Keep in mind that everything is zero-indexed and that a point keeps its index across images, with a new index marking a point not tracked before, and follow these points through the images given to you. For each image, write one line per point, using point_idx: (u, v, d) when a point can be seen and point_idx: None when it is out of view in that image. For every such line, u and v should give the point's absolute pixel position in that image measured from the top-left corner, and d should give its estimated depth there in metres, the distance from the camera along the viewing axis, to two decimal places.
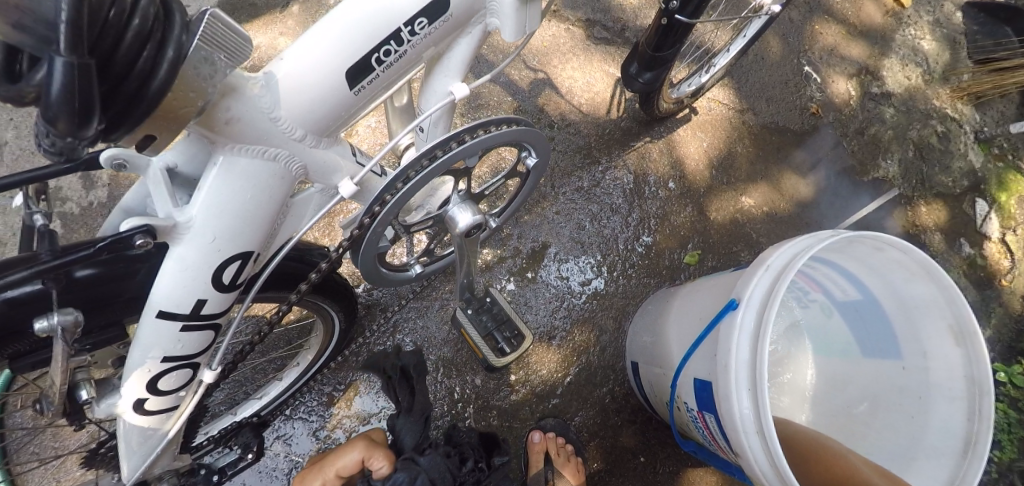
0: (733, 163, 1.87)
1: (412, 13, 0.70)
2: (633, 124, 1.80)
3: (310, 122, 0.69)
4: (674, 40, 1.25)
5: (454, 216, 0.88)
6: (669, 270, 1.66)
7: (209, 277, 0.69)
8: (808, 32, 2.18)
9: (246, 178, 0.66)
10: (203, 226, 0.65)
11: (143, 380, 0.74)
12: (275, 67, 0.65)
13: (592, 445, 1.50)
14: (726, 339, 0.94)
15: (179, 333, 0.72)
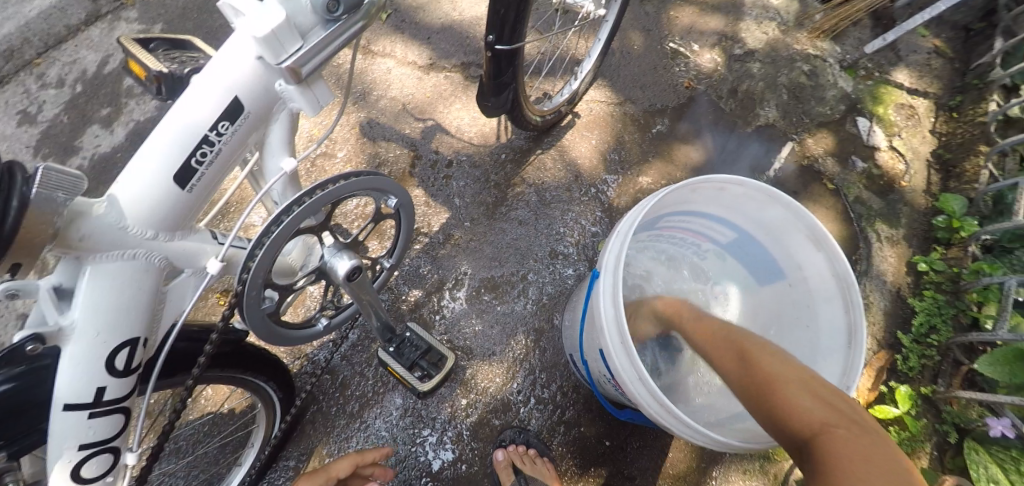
0: (624, 151, 2.02)
1: (212, 120, 0.84)
2: (523, 142, 1.96)
3: (156, 221, 0.84)
4: (507, 65, 1.39)
5: (334, 265, 1.03)
6: (587, 260, 1.80)
7: (103, 364, 0.81)
8: (665, 19, 2.38)
9: (111, 279, 0.80)
10: (85, 324, 0.78)
11: (65, 469, 0.83)
12: (116, 192, 0.81)
13: (558, 440, 1.58)
14: (597, 304, 1.11)
15: (88, 420, 0.82)
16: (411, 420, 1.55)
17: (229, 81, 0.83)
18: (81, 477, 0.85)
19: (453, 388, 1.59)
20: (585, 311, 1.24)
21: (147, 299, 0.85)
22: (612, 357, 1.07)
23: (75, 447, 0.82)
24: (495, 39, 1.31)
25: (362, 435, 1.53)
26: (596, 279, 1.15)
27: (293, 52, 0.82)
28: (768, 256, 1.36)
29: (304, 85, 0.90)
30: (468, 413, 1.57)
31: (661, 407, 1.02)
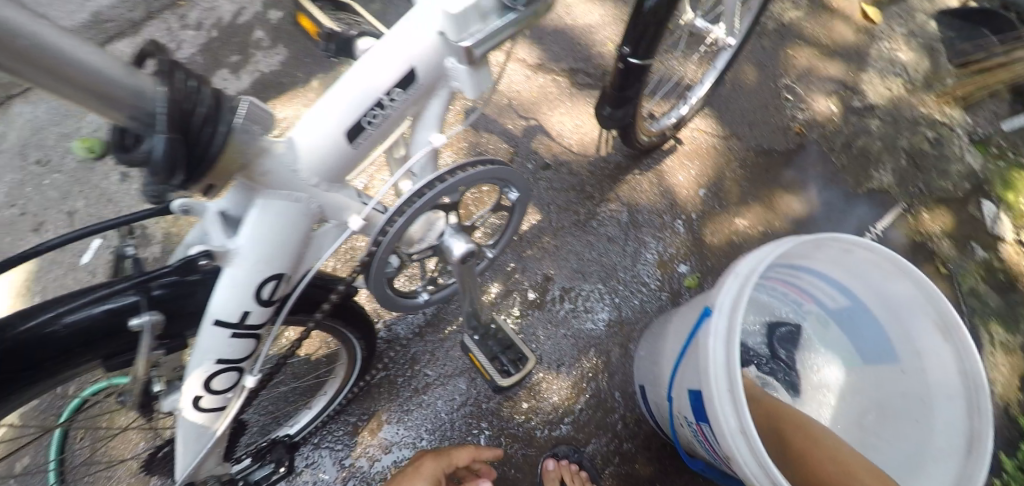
0: (723, 188, 1.94)
1: (388, 86, 0.74)
2: (622, 159, 1.91)
3: (324, 170, 0.73)
4: (634, 80, 1.33)
5: (450, 245, 0.99)
6: (670, 292, 1.74)
7: (254, 294, 0.74)
8: (783, 57, 2.23)
9: (279, 215, 0.70)
10: (250, 252, 0.70)
11: (199, 380, 0.80)
12: (294, 135, 0.69)
13: (609, 470, 1.53)
14: (704, 344, 1.01)
15: (230, 339, 0.77)
16: (469, 409, 1.58)
17: (411, 52, 0.74)
18: (212, 389, 0.83)
19: (518, 391, 1.59)
20: (685, 347, 1.14)
21: (298, 239, 0.75)
22: (715, 409, 0.96)
23: (209, 365, 0.79)
24: (631, 52, 1.26)
25: (421, 413, 1.57)
26: (706, 319, 1.04)
27: (476, 32, 0.74)
28: (882, 333, 1.21)
29: (474, 67, 0.81)
30: (528, 418, 1.56)
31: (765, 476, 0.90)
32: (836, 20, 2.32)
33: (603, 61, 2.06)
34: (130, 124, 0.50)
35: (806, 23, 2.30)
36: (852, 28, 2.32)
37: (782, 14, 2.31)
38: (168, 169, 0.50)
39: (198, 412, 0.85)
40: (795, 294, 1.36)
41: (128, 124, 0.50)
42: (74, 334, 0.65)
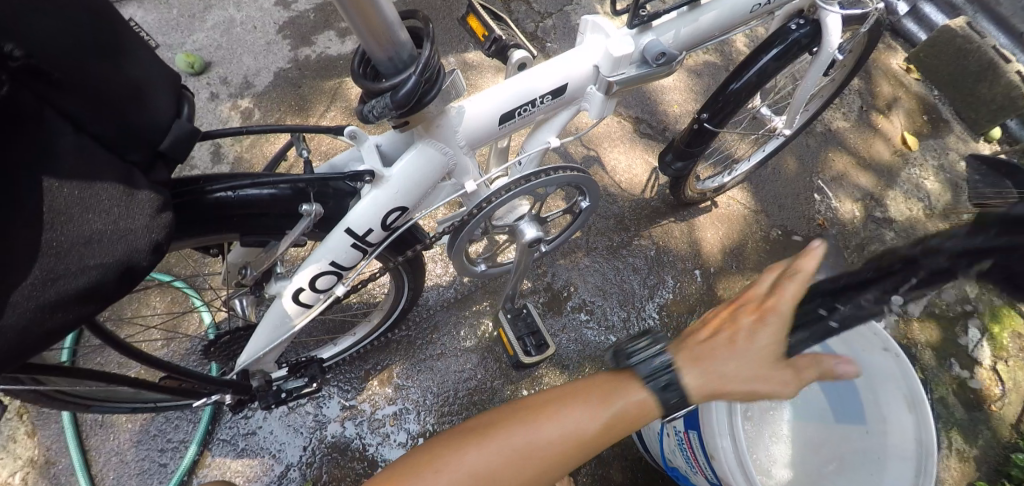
0: (743, 252, 2.13)
1: (544, 91, 0.93)
2: (662, 204, 2.11)
3: (472, 138, 0.93)
4: (703, 141, 1.54)
5: (521, 230, 1.19)
6: (676, 331, 1.93)
7: (384, 215, 0.90)
8: (822, 157, 2.45)
9: (427, 161, 0.89)
10: (396, 182, 0.88)
11: (311, 273, 0.94)
12: (465, 105, 0.90)
13: (585, 470, 1.69)
14: None
15: (349, 247, 0.92)
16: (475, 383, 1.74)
17: (571, 71, 0.94)
18: (314, 285, 0.97)
19: (522, 379, 1.76)
20: None
21: (429, 183, 0.93)
22: (712, 413, 1.13)
23: (325, 264, 0.93)
24: (708, 118, 1.47)
25: (430, 376, 1.74)
26: None
27: (623, 73, 0.95)
28: (851, 398, 1.41)
29: (608, 97, 0.99)
30: None
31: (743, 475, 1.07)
32: (877, 138, 2.55)
33: (666, 118, 2.29)
34: (387, 64, 0.72)
35: (850, 133, 2.53)
36: (890, 148, 2.54)
37: (831, 121, 2.55)
38: (400, 100, 0.70)
39: (295, 303, 0.99)
40: None
41: (385, 63, 0.72)
42: (240, 203, 0.85)
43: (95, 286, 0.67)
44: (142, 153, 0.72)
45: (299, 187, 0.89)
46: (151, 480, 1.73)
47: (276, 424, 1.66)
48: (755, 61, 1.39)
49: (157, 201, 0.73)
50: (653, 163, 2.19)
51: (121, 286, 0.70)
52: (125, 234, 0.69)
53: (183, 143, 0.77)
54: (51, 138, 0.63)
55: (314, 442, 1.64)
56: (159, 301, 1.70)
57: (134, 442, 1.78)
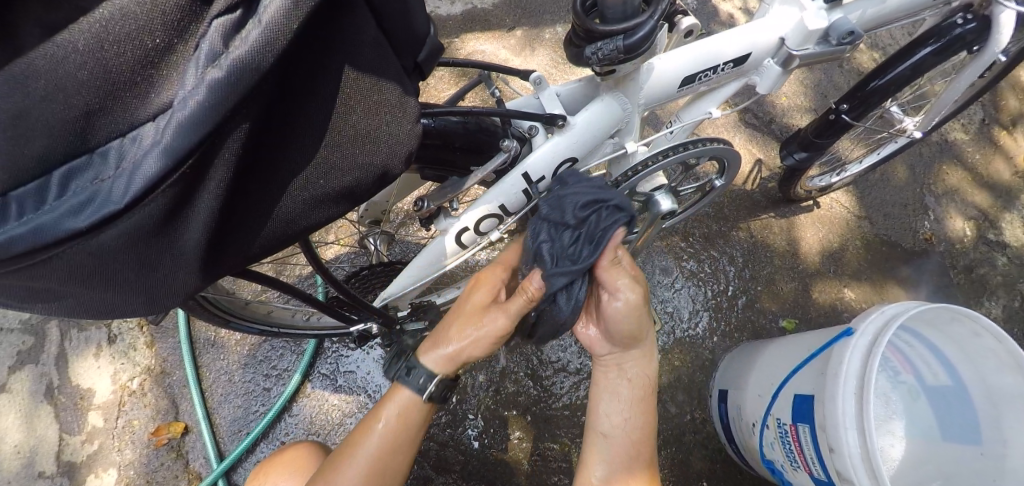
0: (842, 258, 2.06)
1: (729, 59, 1.03)
2: (763, 199, 2.08)
3: (652, 98, 1.03)
4: (833, 132, 1.60)
5: (658, 200, 1.28)
6: (766, 327, 1.91)
7: (560, 163, 1.01)
8: (936, 169, 2.32)
9: (609, 114, 1.01)
10: (579, 131, 0.99)
11: (478, 214, 1.04)
12: (656, 62, 0.98)
13: (664, 451, 1.72)
14: (839, 353, 1.25)
15: (519, 191, 1.02)
16: (563, 349, 1.80)
17: (755, 41, 1.04)
18: (478, 227, 1.06)
19: None
20: (807, 360, 1.37)
21: (602, 138, 1.03)
22: (835, 401, 1.19)
23: (495, 206, 1.03)
24: (846, 110, 1.52)
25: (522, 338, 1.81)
26: (846, 335, 1.28)
27: (806, 48, 1.05)
28: (969, 418, 1.35)
29: (784, 72, 1.09)
30: None
31: (863, 461, 1.13)
32: (998, 157, 2.40)
33: (773, 111, 2.23)
34: (621, 13, 0.83)
35: (969, 148, 2.39)
36: (1011, 169, 2.38)
37: (950, 132, 2.41)
38: (635, 47, 0.83)
39: (456, 242, 1.08)
40: (895, 360, 1.48)
41: (620, 13, 0.83)
42: (433, 133, 0.95)
43: (354, 189, 0.71)
44: (406, 61, 0.73)
45: (486, 124, 0.99)
46: (257, 400, 1.93)
47: None
48: (912, 54, 1.40)
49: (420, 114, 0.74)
50: (757, 155, 2.16)
51: (369, 193, 0.74)
52: (392, 143, 0.70)
53: (432, 57, 0.76)
54: (359, 28, 0.63)
55: None
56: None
57: (242, 365, 1.97)
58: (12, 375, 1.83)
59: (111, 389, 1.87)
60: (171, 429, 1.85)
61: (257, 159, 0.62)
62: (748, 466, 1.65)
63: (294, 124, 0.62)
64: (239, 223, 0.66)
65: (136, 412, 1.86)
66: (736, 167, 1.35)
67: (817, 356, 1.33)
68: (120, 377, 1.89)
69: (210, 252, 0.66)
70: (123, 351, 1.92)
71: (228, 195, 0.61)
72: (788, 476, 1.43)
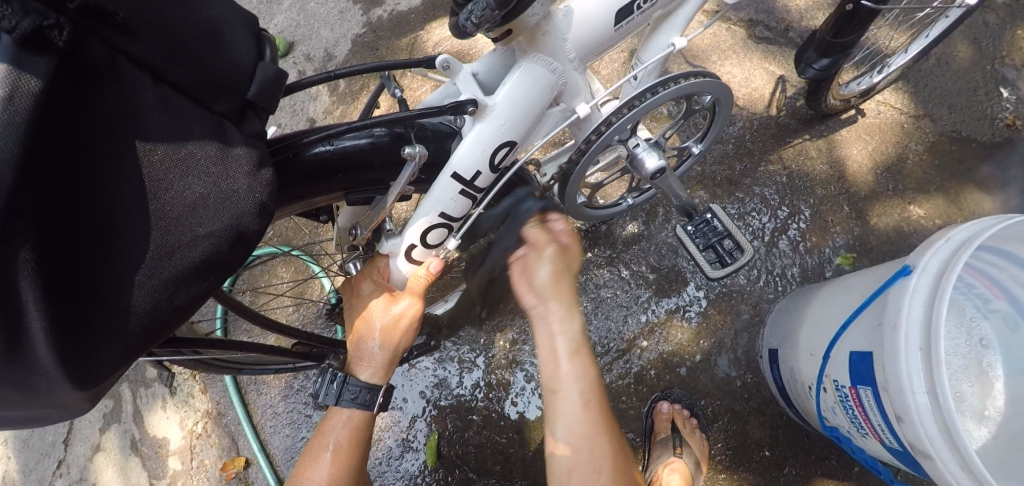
0: (902, 170, 1.75)
1: None
2: (793, 121, 1.81)
3: (580, 46, 0.91)
4: (855, 26, 1.32)
5: (642, 159, 1.14)
6: (816, 269, 1.66)
7: (490, 152, 0.89)
8: (1008, 38, 1.92)
9: (534, 82, 0.87)
10: (501, 112, 0.86)
11: (421, 228, 0.94)
12: (571, 4, 0.87)
13: (717, 425, 1.56)
14: (896, 300, 1.00)
15: (457, 193, 0.91)
16: (584, 331, 1.64)
17: None
18: (426, 241, 0.96)
19: (638, 327, 1.63)
20: (862, 308, 1.13)
21: (535, 113, 0.91)
22: (898, 362, 0.96)
23: (434, 216, 0.92)
24: None
25: None
26: (902, 276, 1.03)
27: None
28: None
29: None
30: (644, 356, 1.61)
31: (944, 431, 0.91)
32: None
33: (790, 16, 1.92)
34: None
35: None
36: None
37: None
38: None
39: (409, 261, 0.99)
40: (980, 284, 1.16)
41: None
42: (340, 157, 0.86)
43: (211, 256, 0.69)
44: (232, 100, 0.73)
45: (395, 132, 0.89)
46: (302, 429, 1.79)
47: (400, 380, 1.66)
48: None
49: (253, 159, 0.73)
50: (777, 72, 1.86)
51: (233, 254, 0.72)
52: (229, 200, 0.70)
53: (267, 87, 0.77)
54: (134, 93, 0.62)
55: (437, 398, 1.63)
56: (285, 270, 1.80)
57: (284, 396, 1.84)
58: (102, 436, 1.83)
59: (180, 438, 1.82)
60: (235, 464, 1.76)
61: (79, 260, 0.57)
62: (806, 423, 1.46)
63: (108, 213, 0.59)
64: (100, 330, 0.60)
65: (207, 451, 1.79)
66: (729, 102, 1.16)
67: (872, 304, 1.09)
68: (186, 421, 1.83)
69: (80, 367, 0.60)
70: (184, 399, 1.86)
71: (64, 309, 0.56)
72: (858, 443, 1.23)
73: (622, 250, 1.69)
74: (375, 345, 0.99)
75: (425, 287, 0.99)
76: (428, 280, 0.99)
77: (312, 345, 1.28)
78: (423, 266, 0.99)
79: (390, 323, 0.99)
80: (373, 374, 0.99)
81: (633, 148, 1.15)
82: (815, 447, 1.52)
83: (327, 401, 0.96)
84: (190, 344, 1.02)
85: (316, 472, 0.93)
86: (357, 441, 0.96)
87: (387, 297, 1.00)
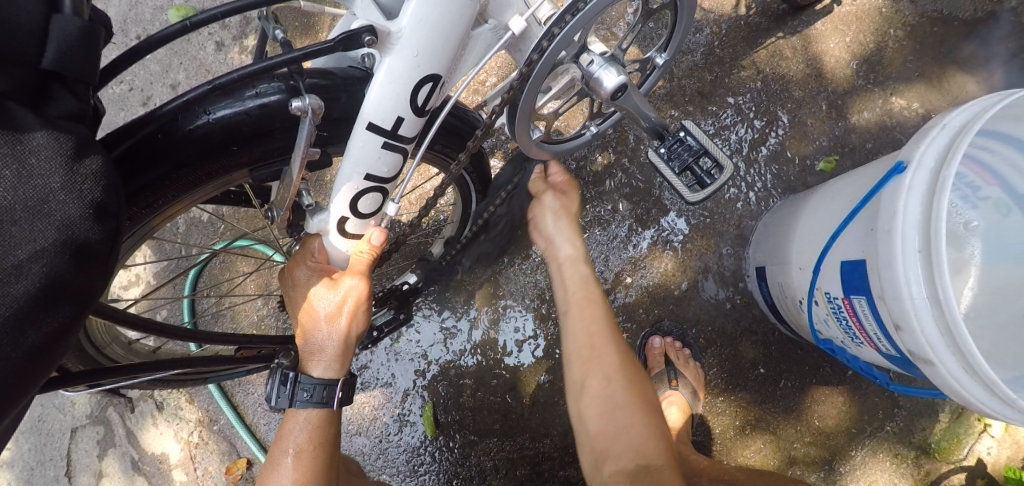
0: (882, 59, 1.63)
1: None
2: (763, 19, 1.66)
3: None
4: None
5: (600, 77, 1.00)
6: (799, 178, 1.58)
7: (410, 92, 0.76)
8: None
9: None
10: (412, 38, 0.72)
11: (347, 197, 0.82)
12: None
13: (710, 352, 1.53)
14: (890, 200, 0.92)
15: (381, 149, 0.79)
16: None
17: None
18: (358, 211, 0.85)
19: (622, 264, 1.55)
20: (852, 211, 1.05)
21: (458, 37, 0.77)
22: (895, 268, 0.89)
23: (359, 181, 0.81)
24: None
25: (524, 281, 1.56)
26: (895, 173, 0.93)
27: None
28: None
29: None
30: (629, 293, 1.54)
31: (948, 335, 0.85)
32: None
33: None
34: None
35: None
36: None
37: None
38: None
39: (345, 237, 0.88)
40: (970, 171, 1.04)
41: None
42: (224, 127, 0.74)
43: (50, 282, 0.53)
44: (20, 75, 0.54)
45: (290, 83, 0.77)
46: None
47: (384, 356, 1.56)
48: None
49: (65, 149, 0.54)
50: None
51: (84, 273, 0.56)
52: (44, 208, 0.52)
53: (76, 47, 0.57)
54: None
55: (424, 366, 1.55)
56: (246, 265, 1.66)
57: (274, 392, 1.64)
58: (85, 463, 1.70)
59: (179, 447, 1.62)
60: (240, 466, 1.60)
61: None
62: (799, 335, 1.43)
63: None
64: None
65: (209, 459, 1.62)
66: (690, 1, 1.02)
67: (862, 207, 1.01)
68: (181, 433, 1.63)
69: None
70: (172, 413, 1.64)
71: None
72: (852, 352, 1.18)
73: (595, 184, 1.58)
74: (325, 340, 0.90)
75: (369, 264, 0.91)
76: (372, 255, 0.90)
77: (259, 347, 1.14)
78: (364, 239, 0.89)
79: (335, 309, 0.89)
80: (327, 369, 0.91)
81: (587, 65, 1.00)
82: (809, 358, 1.52)
83: (281, 404, 0.88)
84: (111, 377, 0.89)
85: (278, 479, 0.85)
86: (319, 440, 0.89)
87: (330, 283, 0.89)
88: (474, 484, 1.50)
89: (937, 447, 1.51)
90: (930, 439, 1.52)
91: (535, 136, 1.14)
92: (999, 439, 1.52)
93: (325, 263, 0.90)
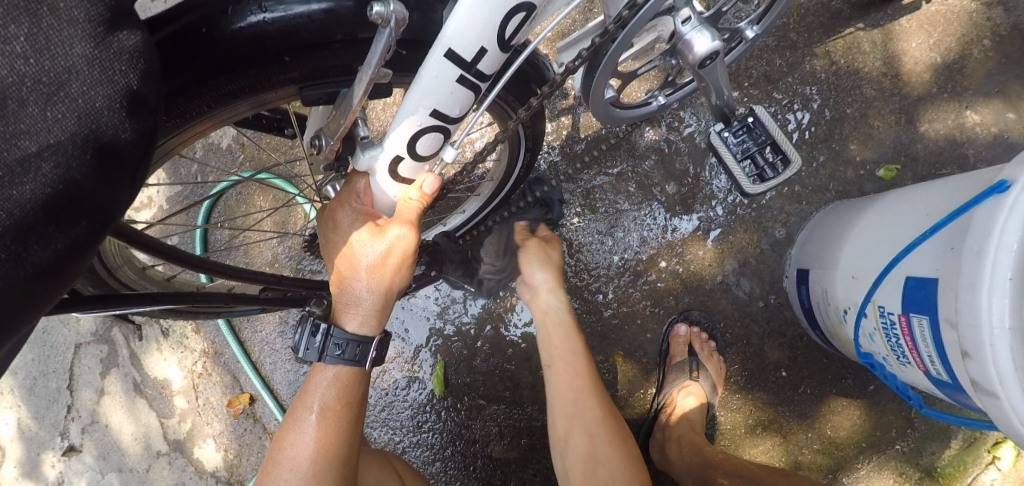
0: (964, 69, 1.51)
1: None
2: (847, 6, 1.55)
3: None
4: None
5: (690, 41, 0.91)
6: (855, 183, 1.49)
7: (500, 20, 0.66)
8: None
9: None
10: None
11: (408, 133, 0.74)
12: None
13: (734, 348, 1.49)
14: (986, 220, 0.84)
15: (455, 82, 0.70)
16: (599, 251, 1.49)
17: None
18: (415, 151, 0.77)
19: (658, 247, 1.48)
20: (932, 227, 0.97)
21: None
22: (979, 294, 0.82)
23: (424, 115, 0.72)
24: None
25: None
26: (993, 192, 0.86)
27: None
28: None
29: None
30: (660, 278, 1.48)
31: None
32: None
33: None
34: None
35: None
36: None
37: None
38: None
39: (396, 181, 0.80)
40: None
41: None
42: (280, 28, 0.65)
43: (66, 181, 0.44)
44: None
45: None
46: None
47: (399, 311, 1.51)
48: None
49: (95, 15, 0.44)
50: None
51: (106, 180, 0.47)
52: (60, 87, 0.42)
53: None
54: None
55: (439, 325, 1.50)
56: (263, 199, 1.58)
57: (281, 331, 1.59)
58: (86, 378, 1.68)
59: (182, 375, 1.59)
60: (241, 400, 1.58)
61: None
62: (830, 344, 1.38)
63: None
64: None
65: (211, 390, 1.59)
66: None
67: (947, 223, 0.93)
68: (184, 361, 1.59)
69: None
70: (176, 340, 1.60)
71: None
72: (893, 370, 1.14)
73: (641, 161, 1.49)
74: (365, 290, 0.84)
75: (419, 213, 0.83)
76: (422, 203, 0.83)
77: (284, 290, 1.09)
78: (415, 185, 0.82)
79: (378, 259, 0.83)
80: (363, 324, 0.84)
81: (678, 26, 0.92)
82: (833, 367, 1.48)
83: (310, 357, 0.84)
84: (123, 304, 0.82)
85: (303, 434, 0.84)
86: (346, 399, 0.86)
87: (376, 229, 0.83)
88: (476, 447, 1.48)
89: (942, 472, 1.49)
90: (937, 463, 1.49)
91: (606, 97, 1.06)
92: (1005, 473, 1.49)
93: (372, 207, 0.83)
